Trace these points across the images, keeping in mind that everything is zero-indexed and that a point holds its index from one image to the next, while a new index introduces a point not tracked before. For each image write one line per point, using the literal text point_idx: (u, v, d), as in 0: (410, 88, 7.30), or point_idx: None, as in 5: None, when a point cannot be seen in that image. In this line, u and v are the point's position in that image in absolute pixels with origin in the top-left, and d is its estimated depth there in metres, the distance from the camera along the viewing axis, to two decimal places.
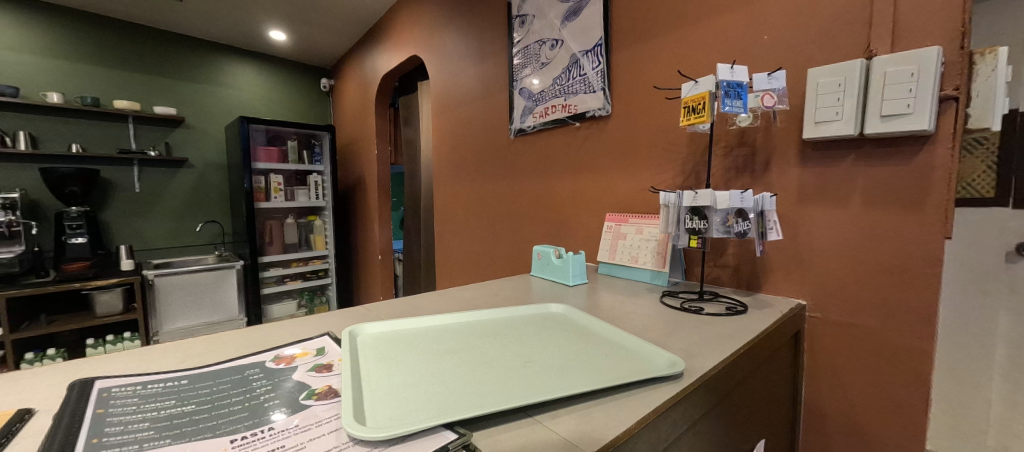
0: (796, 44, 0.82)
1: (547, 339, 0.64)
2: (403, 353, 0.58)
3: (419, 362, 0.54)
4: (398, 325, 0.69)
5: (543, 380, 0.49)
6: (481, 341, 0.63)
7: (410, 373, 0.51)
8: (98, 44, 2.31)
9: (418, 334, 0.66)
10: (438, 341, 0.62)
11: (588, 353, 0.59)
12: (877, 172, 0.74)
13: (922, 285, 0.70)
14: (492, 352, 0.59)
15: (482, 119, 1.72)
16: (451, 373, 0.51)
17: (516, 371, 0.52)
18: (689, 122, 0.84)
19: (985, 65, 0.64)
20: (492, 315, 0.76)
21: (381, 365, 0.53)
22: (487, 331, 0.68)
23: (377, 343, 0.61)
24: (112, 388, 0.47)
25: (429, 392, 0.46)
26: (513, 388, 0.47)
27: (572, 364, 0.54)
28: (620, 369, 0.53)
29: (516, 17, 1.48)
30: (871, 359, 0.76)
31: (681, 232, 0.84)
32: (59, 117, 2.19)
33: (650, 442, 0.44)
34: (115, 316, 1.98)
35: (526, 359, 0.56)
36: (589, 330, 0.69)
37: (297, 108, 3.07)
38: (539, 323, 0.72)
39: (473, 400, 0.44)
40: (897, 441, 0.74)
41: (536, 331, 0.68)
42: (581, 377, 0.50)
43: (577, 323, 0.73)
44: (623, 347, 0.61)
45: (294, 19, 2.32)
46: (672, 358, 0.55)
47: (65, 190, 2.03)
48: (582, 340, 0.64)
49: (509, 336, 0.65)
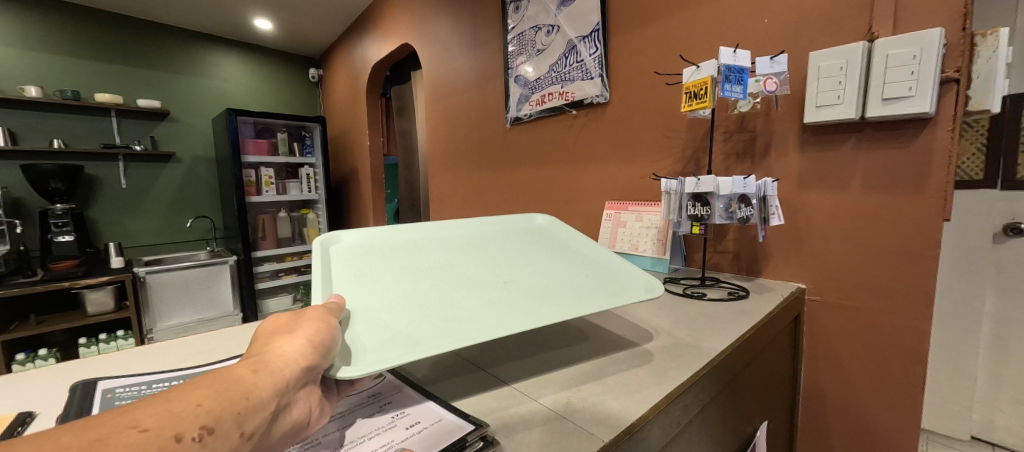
0: (797, 27, 0.82)
1: (530, 258, 0.65)
2: (380, 269, 0.56)
3: (402, 285, 0.52)
4: (375, 234, 0.65)
5: (534, 308, 0.50)
6: (466, 263, 0.61)
7: (392, 297, 0.50)
8: (76, 35, 2.23)
9: (396, 244, 0.64)
10: (415, 256, 0.61)
11: (571, 274, 0.61)
12: (878, 154, 0.74)
13: (921, 268, 0.71)
14: (478, 276, 0.57)
15: (478, 107, 1.69)
16: (436, 302, 0.50)
17: (503, 302, 0.51)
18: (691, 107, 0.83)
19: (986, 47, 0.64)
20: (473, 225, 0.74)
21: (361, 287, 0.51)
22: (468, 244, 0.67)
23: (353, 254, 0.59)
24: (116, 388, 0.46)
25: (406, 319, 0.46)
26: (491, 320, 0.47)
27: (555, 287, 0.57)
28: (603, 294, 0.56)
29: (510, 2, 1.45)
30: (868, 340, 0.77)
31: (682, 219, 0.84)
32: (38, 112, 2.12)
33: (664, 427, 0.44)
34: (107, 315, 1.94)
35: (512, 285, 0.56)
36: (572, 248, 0.71)
37: (287, 100, 3.02)
38: (519, 237, 0.73)
39: (449, 329, 0.44)
40: (894, 419, 0.76)
41: (517, 246, 0.69)
42: (569, 303, 0.52)
43: (559, 238, 0.74)
44: (607, 270, 0.64)
45: (280, 8, 2.26)
46: (651, 280, 0.59)
47: (48, 187, 1.97)
48: (565, 259, 0.66)
49: (490, 251, 0.65)
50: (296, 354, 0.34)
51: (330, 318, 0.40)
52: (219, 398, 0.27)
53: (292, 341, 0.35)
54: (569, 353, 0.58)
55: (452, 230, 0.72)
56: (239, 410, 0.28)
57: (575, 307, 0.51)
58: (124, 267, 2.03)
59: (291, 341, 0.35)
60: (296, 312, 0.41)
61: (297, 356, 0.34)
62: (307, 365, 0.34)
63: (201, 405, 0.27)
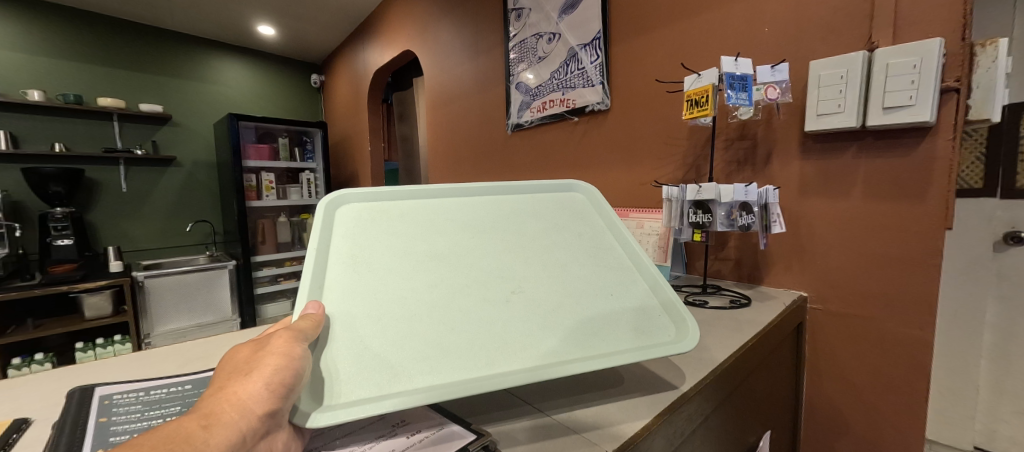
0: (797, 36, 0.82)
1: (553, 253, 0.55)
2: (379, 252, 0.49)
3: (398, 283, 0.46)
4: (385, 197, 0.56)
5: (531, 346, 0.44)
6: (477, 253, 0.52)
7: (384, 302, 0.44)
8: (80, 40, 2.24)
9: (405, 214, 0.55)
10: (422, 235, 0.52)
11: (595, 289, 0.52)
12: (879, 163, 0.74)
13: (923, 277, 0.70)
14: (485, 279, 0.50)
15: (479, 113, 1.70)
16: (429, 316, 0.44)
17: (500, 328, 0.45)
18: (692, 115, 0.83)
19: (985, 57, 0.65)
20: (501, 191, 0.62)
21: (354, 283, 0.45)
22: (485, 223, 0.57)
23: (355, 227, 0.51)
24: (113, 395, 0.45)
25: (393, 336, 0.41)
26: (481, 356, 0.42)
27: (571, 311, 0.49)
28: (624, 331, 0.48)
29: (512, 10, 1.46)
30: (872, 350, 0.77)
31: (684, 226, 0.84)
32: (39, 116, 2.12)
33: (667, 436, 0.44)
34: (105, 319, 1.93)
35: (520, 300, 0.48)
36: (606, 244, 0.59)
37: (288, 105, 3.03)
38: (551, 214, 0.61)
39: (431, 363, 0.40)
40: (899, 430, 0.75)
41: (543, 230, 0.58)
42: (579, 345, 0.45)
43: (595, 223, 0.62)
44: (639, 288, 0.54)
45: (283, 14, 2.28)
46: (686, 317, 0.50)
47: (48, 191, 1.96)
48: (593, 260, 0.56)
49: (509, 237, 0.55)
50: (251, 403, 0.32)
51: (299, 348, 0.36)
52: None
53: (251, 384, 0.33)
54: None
55: (475, 196, 0.60)
56: None
57: (586, 350, 0.45)
58: (123, 271, 2.03)
59: (250, 384, 0.33)
60: (264, 336, 0.38)
61: (255, 403, 0.33)
62: (267, 413, 0.33)
63: None
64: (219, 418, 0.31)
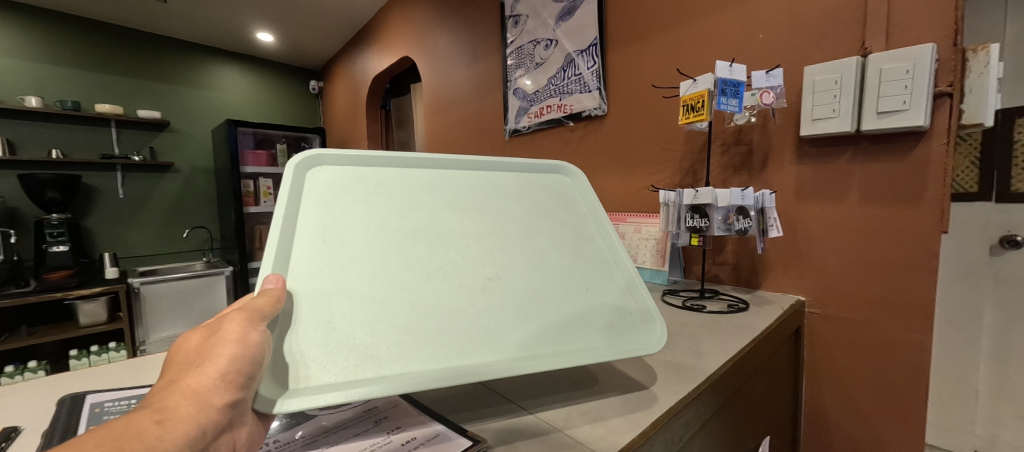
0: (791, 42, 0.83)
1: (534, 239, 0.55)
2: (351, 225, 0.47)
3: (370, 261, 0.45)
4: (361, 161, 0.53)
5: (502, 338, 0.44)
6: (455, 233, 0.51)
7: (353, 279, 0.44)
8: (77, 47, 2.25)
9: (382, 182, 0.52)
10: (399, 209, 0.51)
11: (573, 282, 0.52)
12: (873, 167, 0.75)
13: (921, 281, 0.70)
14: (462, 262, 0.49)
15: (476, 119, 1.70)
16: (401, 298, 0.44)
17: (473, 316, 0.45)
18: (688, 120, 0.84)
19: (978, 62, 0.66)
20: (486, 166, 0.60)
21: (323, 256, 0.44)
22: (467, 201, 0.55)
23: (328, 194, 0.49)
24: (104, 403, 0.45)
25: (362, 317, 0.41)
26: (453, 346, 0.42)
27: (547, 302, 0.49)
28: (596, 328, 0.49)
29: (510, 17, 1.47)
30: (871, 355, 0.77)
31: (681, 231, 0.84)
32: (37, 122, 2.12)
33: (664, 443, 0.44)
34: (100, 326, 1.91)
35: (494, 287, 0.48)
36: (589, 234, 0.59)
37: (287, 111, 3.03)
38: (535, 196, 0.60)
39: (401, 348, 0.40)
40: (900, 436, 0.74)
41: (526, 213, 0.57)
42: (551, 341, 0.46)
43: (579, 210, 0.62)
44: (615, 282, 0.55)
45: (281, 21, 2.29)
46: (656, 318, 0.51)
47: (44, 197, 1.95)
48: (573, 249, 0.56)
49: (490, 217, 0.55)
50: (210, 396, 0.32)
51: (255, 333, 0.35)
52: None
53: (206, 376, 0.33)
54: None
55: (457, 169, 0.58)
56: None
57: (557, 345, 0.46)
58: (119, 278, 2.02)
59: (206, 376, 0.33)
60: (215, 323, 0.37)
61: (213, 394, 0.33)
62: (227, 404, 0.33)
63: None
64: (173, 413, 0.31)
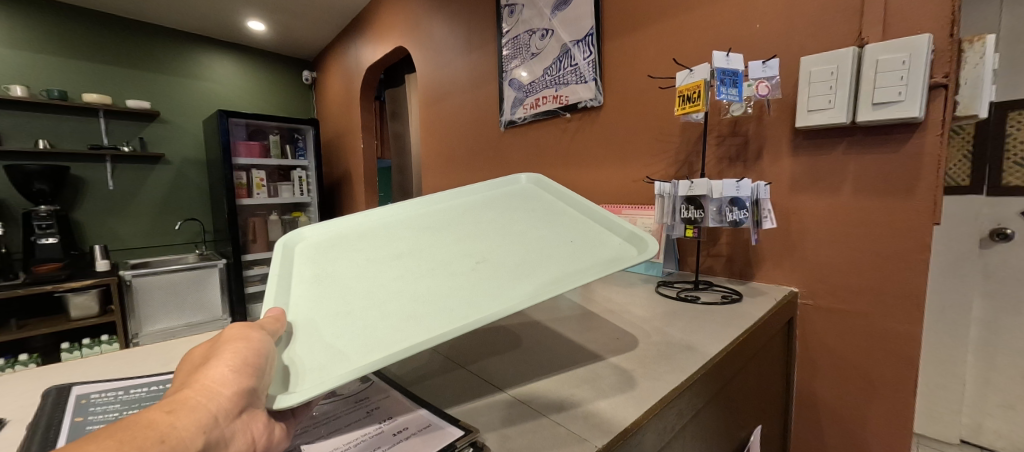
0: (787, 33, 0.83)
1: (515, 227, 0.58)
2: (343, 266, 0.49)
3: (365, 281, 0.46)
4: (342, 225, 0.57)
5: (504, 293, 0.44)
6: (443, 242, 0.54)
7: (351, 298, 0.44)
8: (64, 35, 2.20)
9: (365, 232, 0.56)
10: (384, 242, 0.53)
11: (557, 241, 0.55)
12: (867, 159, 0.75)
13: (911, 272, 0.71)
14: (451, 257, 0.50)
15: (471, 111, 1.69)
16: (398, 298, 0.44)
17: (472, 289, 0.45)
18: (684, 111, 0.83)
19: (973, 53, 0.65)
20: (452, 197, 0.65)
21: (318, 292, 0.45)
22: (445, 222, 0.59)
23: (316, 252, 0.51)
24: (91, 394, 0.44)
25: (362, 322, 0.41)
26: (458, 313, 0.41)
27: (538, 259, 0.50)
28: (588, 260, 0.51)
29: (505, 6, 1.45)
30: (862, 345, 0.78)
31: (676, 222, 0.84)
32: (24, 111, 2.08)
33: (658, 433, 0.44)
34: (91, 319, 1.89)
35: (486, 264, 0.49)
36: (560, 210, 0.63)
37: (279, 101, 2.99)
38: (506, 204, 0.64)
39: (405, 332, 0.39)
40: (891, 426, 0.75)
41: (501, 214, 0.61)
42: (551, 277, 0.47)
43: (546, 199, 0.66)
44: (594, 230, 0.58)
45: (273, 9, 2.24)
46: (646, 237, 0.53)
47: (32, 189, 1.92)
48: (551, 224, 0.59)
49: (471, 225, 0.58)
50: (219, 384, 0.31)
51: (257, 333, 0.36)
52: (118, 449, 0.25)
53: (215, 368, 0.32)
54: (542, 355, 0.58)
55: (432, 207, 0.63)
56: None
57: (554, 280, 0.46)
58: (110, 271, 1.99)
59: (215, 369, 0.32)
60: (219, 334, 0.37)
61: (222, 384, 0.31)
62: (240, 392, 0.32)
63: None
64: (183, 403, 0.30)
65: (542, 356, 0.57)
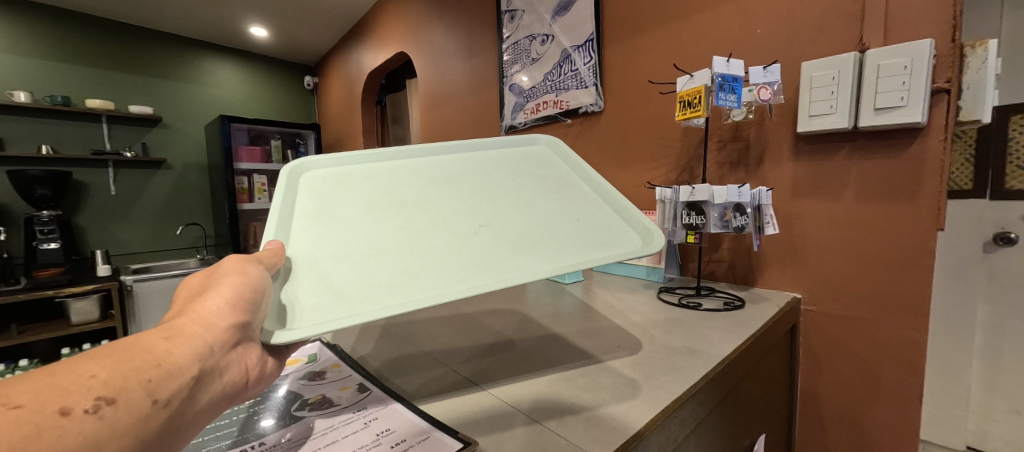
0: (787, 38, 0.82)
1: (519, 194, 0.56)
2: (344, 207, 0.50)
3: (364, 228, 0.48)
4: (348, 161, 0.57)
5: (500, 265, 0.44)
6: (444, 198, 0.53)
7: (349, 243, 0.46)
8: (68, 42, 2.21)
9: (370, 174, 0.56)
10: (387, 189, 0.54)
11: (561, 219, 0.54)
12: (870, 164, 0.74)
13: (915, 277, 0.70)
14: (451, 217, 0.51)
15: (472, 116, 1.69)
16: (394, 252, 0.45)
17: (467, 253, 0.46)
18: (684, 116, 0.82)
19: (976, 58, 0.65)
20: (465, 149, 0.63)
21: (319, 231, 0.47)
22: (450, 175, 0.58)
23: (321, 188, 0.53)
24: None
25: (357, 270, 0.43)
26: (450, 277, 0.42)
27: (539, 236, 0.50)
28: (591, 245, 0.50)
29: (506, 11, 1.45)
30: (866, 351, 0.77)
31: (678, 228, 0.83)
32: (28, 117, 2.10)
33: (661, 442, 0.43)
34: (92, 323, 1.85)
35: (486, 230, 0.50)
36: (571, 182, 0.62)
37: (281, 107, 3.00)
38: (515, 164, 0.62)
39: (395, 287, 0.41)
40: (897, 435, 0.74)
41: (509, 177, 0.59)
42: (550, 259, 0.46)
43: (559, 167, 0.64)
44: (603, 213, 0.56)
45: (275, 15, 2.26)
46: (657, 234, 0.50)
47: (34, 194, 1.92)
48: (559, 197, 0.58)
49: (476, 184, 0.57)
50: (215, 317, 0.34)
51: (254, 268, 0.39)
52: (118, 369, 0.28)
53: (213, 301, 0.35)
54: (542, 361, 0.57)
55: (440, 155, 0.61)
56: (148, 378, 0.28)
57: (553, 262, 0.46)
58: (111, 275, 1.99)
59: (212, 301, 0.35)
60: (219, 263, 0.41)
61: (217, 316, 0.35)
62: (234, 325, 0.35)
63: (96, 376, 0.27)
64: (180, 331, 0.32)
65: (542, 363, 0.57)
